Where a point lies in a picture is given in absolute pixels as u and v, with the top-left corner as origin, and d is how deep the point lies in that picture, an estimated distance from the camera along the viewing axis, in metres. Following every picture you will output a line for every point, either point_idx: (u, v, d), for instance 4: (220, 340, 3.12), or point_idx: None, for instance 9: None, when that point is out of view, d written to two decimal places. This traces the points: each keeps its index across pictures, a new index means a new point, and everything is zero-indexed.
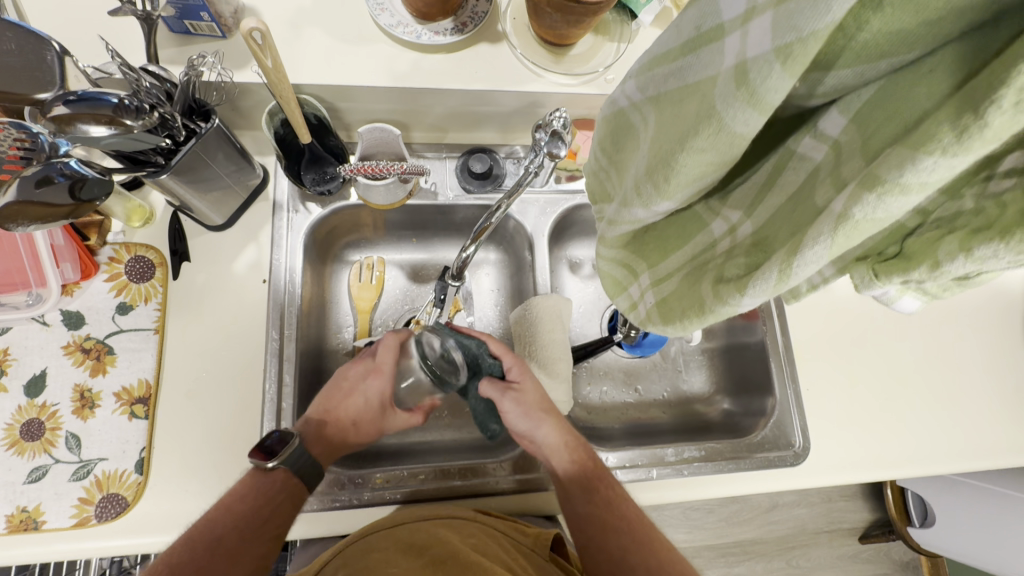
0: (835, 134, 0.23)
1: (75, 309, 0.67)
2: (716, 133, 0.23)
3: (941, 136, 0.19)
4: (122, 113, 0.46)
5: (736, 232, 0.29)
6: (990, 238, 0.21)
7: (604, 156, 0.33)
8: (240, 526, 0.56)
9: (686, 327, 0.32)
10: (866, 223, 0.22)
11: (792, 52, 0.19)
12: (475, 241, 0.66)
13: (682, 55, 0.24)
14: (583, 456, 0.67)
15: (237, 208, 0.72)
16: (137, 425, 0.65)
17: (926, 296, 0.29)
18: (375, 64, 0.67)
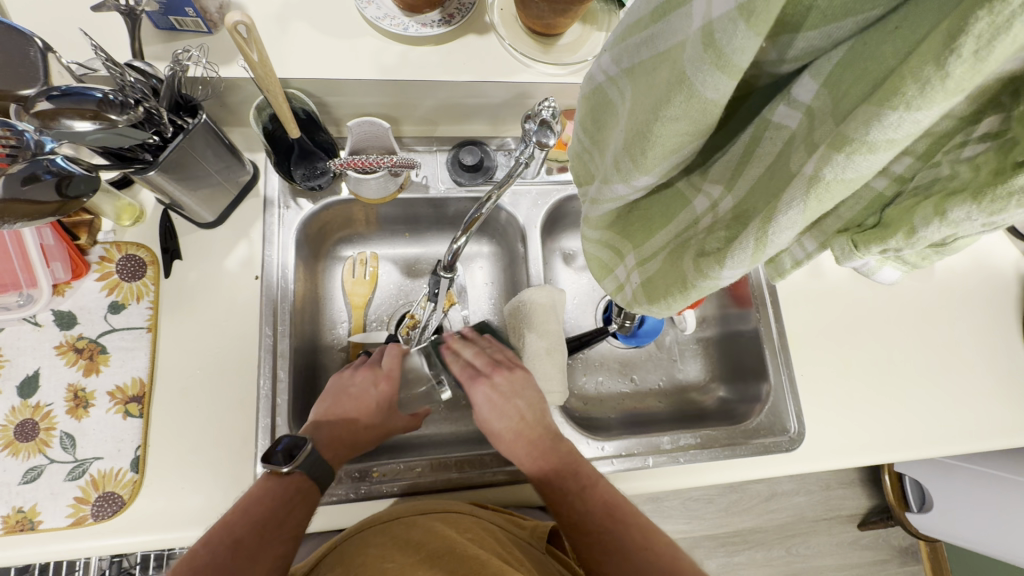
0: (808, 100, 0.23)
1: (67, 309, 0.67)
2: (688, 100, 0.23)
3: (905, 90, 0.19)
4: (107, 108, 0.46)
5: (717, 207, 0.29)
6: (962, 200, 0.22)
7: (586, 137, 0.33)
8: (260, 526, 0.55)
9: (672, 305, 0.33)
10: (837, 183, 0.22)
11: (756, 9, 0.19)
12: (464, 233, 0.65)
13: (653, 22, 0.25)
14: (547, 475, 0.65)
15: (227, 204, 0.72)
16: (131, 424, 0.64)
17: (906, 266, 0.29)
18: (363, 57, 0.67)
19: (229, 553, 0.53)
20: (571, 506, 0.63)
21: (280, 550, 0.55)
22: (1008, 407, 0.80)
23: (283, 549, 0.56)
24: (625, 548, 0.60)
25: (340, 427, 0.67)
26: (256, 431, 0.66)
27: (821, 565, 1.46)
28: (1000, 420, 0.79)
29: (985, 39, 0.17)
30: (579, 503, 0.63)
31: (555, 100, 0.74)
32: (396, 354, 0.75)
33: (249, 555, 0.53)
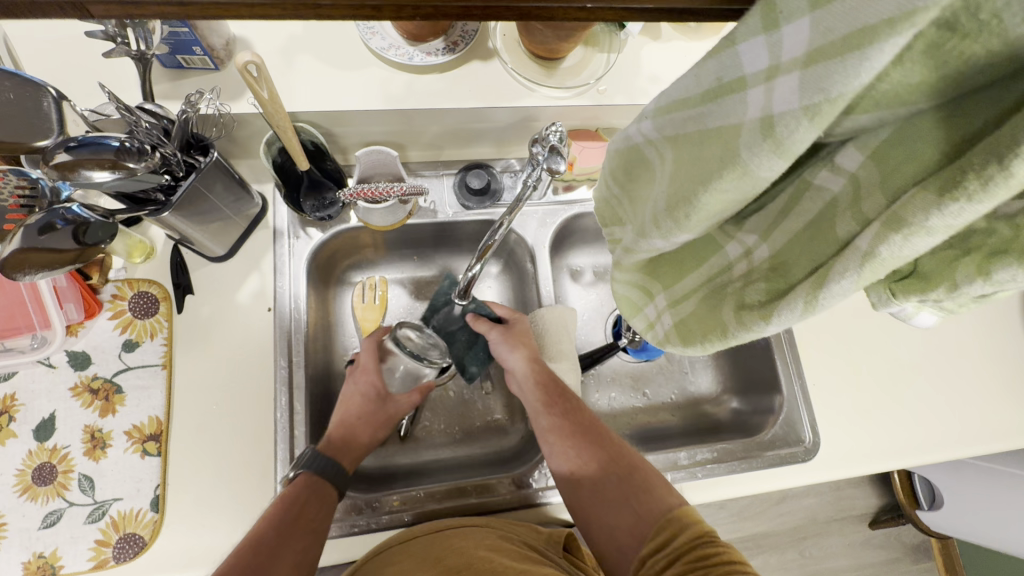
0: (852, 168, 0.24)
1: (81, 350, 0.67)
2: (740, 176, 0.24)
3: (967, 184, 0.20)
4: (125, 156, 0.46)
5: (752, 254, 0.30)
6: (1009, 260, 0.22)
7: (615, 185, 0.34)
8: (276, 526, 0.57)
9: (707, 348, 0.33)
10: (891, 260, 0.23)
11: (820, 111, 0.20)
12: (480, 260, 0.67)
13: (704, 102, 0.25)
14: (544, 378, 0.71)
15: (237, 237, 0.72)
16: (149, 463, 0.64)
17: (943, 312, 0.29)
18: (369, 88, 0.67)
19: (254, 556, 0.55)
20: (558, 400, 0.70)
21: (300, 545, 0.57)
22: (1019, 408, 0.81)
23: (303, 543, 0.58)
24: (599, 445, 0.66)
25: (338, 429, 0.68)
26: (276, 466, 0.66)
27: (835, 566, 1.46)
28: (1011, 422, 0.80)
29: None
30: (569, 401, 0.70)
31: (559, 121, 0.75)
32: (371, 343, 0.73)
33: (271, 554, 0.56)
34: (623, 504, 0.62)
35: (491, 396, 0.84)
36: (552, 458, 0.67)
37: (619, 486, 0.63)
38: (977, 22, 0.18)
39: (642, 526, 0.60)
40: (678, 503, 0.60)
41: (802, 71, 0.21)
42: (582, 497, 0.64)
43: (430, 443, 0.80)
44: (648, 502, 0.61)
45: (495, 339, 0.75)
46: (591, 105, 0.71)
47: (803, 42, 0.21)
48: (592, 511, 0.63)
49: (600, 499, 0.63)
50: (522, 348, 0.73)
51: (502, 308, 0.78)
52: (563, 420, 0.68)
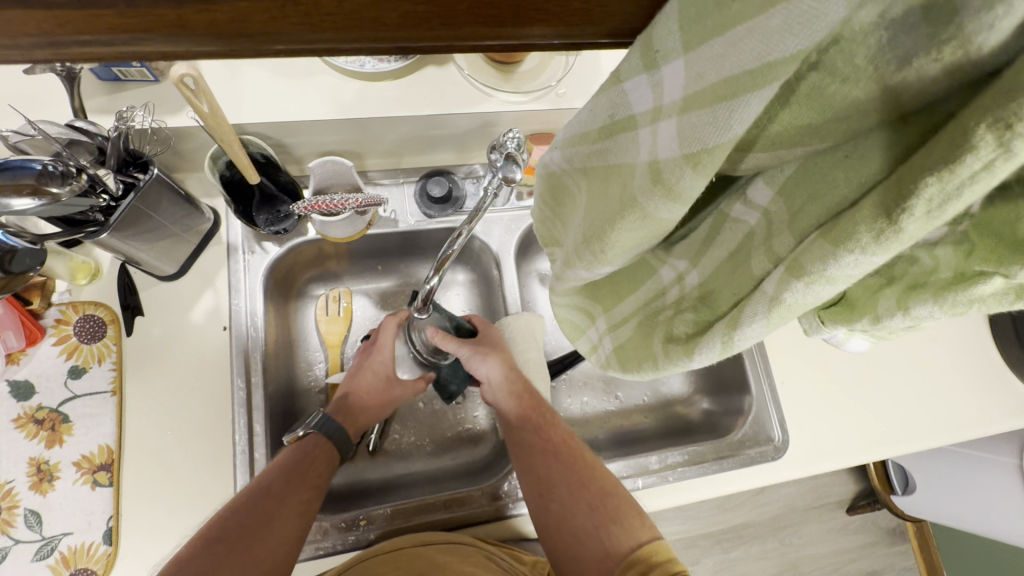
0: (763, 204, 0.25)
1: (23, 379, 0.64)
2: (642, 218, 0.25)
3: (859, 237, 0.20)
4: (46, 180, 0.44)
5: (683, 280, 0.31)
6: (924, 297, 0.22)
7: (547, 209, 0.36)
8: (286, 473, 0.60)
9: (642, 373, 0.34)
10: (797, 304, 0.23)
11: (700, 160, 0.22)
12: (438, 271, 0.64)
13: (602, 139, 0.26)
14: (520, 389, 0.70)
15: (187, 255, 0.69)
16: (100, 494, 0.62)
17: (873, 338, 0.29)
18: (319, 97, 0.65)
19: (261, 499, 0.57)
20: (535, 418, 0.68)
21: (305, 497, 0.60)
22: (982, 397, 0.82)
23: (308, 496, 0.60)
24: (573, 468, 0.65)
25: (344, 396, 0.70)
26: (234, 490, 0.63)
27: (815, 553, 1.49)
28: (974, 411, 0.81)
29: (936, 203, 0.18)
30: (544, 417, 0.69)
31: (519, 126, 0.73)
32: (389, 325, 0.75)
33: (279, 499, 0.58)
34: (592, 533, 0.61)
35: (463, 405, 0.83)
36: (522, 477, 0.65)
37: (590, 515, 0.62)
38: (853, 67, 0.19)
39: (609, 558, 0.60)
40: (647, 538, 0.60)
41: (681, 118, 0.22)
42: (550, 522, 0.63)
43: (401, 455, 0.79)
44: (618, 536, 0.60)
45: (465, 355, 0.72)
46: (550, 109, 0.70)
47: (679, 86, 0.22)
48: (559, 538, 0.62)
49: (569, 526, 0.62)
50: (495, 355, 0.72)
51: (479, 321, 0.76)
52: (538, 438, 0.67)
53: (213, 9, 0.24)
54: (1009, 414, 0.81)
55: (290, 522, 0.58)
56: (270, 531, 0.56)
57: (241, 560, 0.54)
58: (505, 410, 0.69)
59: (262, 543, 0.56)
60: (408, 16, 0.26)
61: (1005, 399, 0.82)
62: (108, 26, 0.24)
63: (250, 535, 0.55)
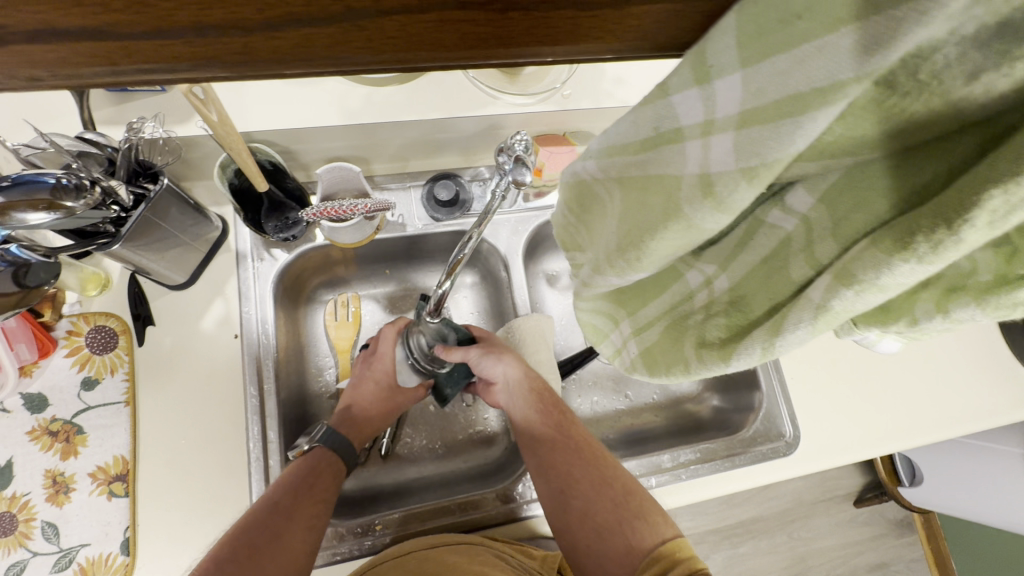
0: (802, 210, 0.25)
1: (36, 391, 0.64)
2: (686, 228, 0.26)
3: (916, 246, 0.20)
4: (61, 194, 0.44)
5: (712, 285, 0.31)
6: (965, 300, 0.22)
7: (571, 214, 0.36)
8: (294, 489, 0.60)
9: (671, 378, 0.35)
10: (843, 311, 0.24)
11: (756, 173, 0.22)
12: (450, 276, 0.64)
13: (643, 150, 0.26)
14: (538, 388, 0.70)
15: (198, 263, 0.69)
16: (117, 505, 0.62)
17: (900, 337, 0.29)
18: (326, 104, 0.65)
19: (271, 516, 0.57)
20: (555, 414, 0.69)
21: (315, 512, 0.59)
22: (990, 388, 0.82)
23: (316, 510, 0.60)
24: (593, 463, 0.65)
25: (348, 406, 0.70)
26: (251, 498, 0.63)
27: (822, 547, 1.49)
28: (982, 401, 0.81)
29: (1000, 213, 0.19)
30: (563, 414, 0.69)
31: (525, 128, 0.73)
32: (388, 334, 0.75)
33: (287, 515, 0.58)
34: (615, 529, 0.61)
35: (474, 406, 0.83)
36: (542, 472, 0.66)
37: (612, 510, 0.62)
38: (916, 82, 0.19)
39: (631, 554, 0.60)
40: (670, 535, 0.61)
41: (737, 132, 0.22)
42: (571, 517, 0.63)
43: (412, 459, 0.79)
44: (640, 530, 0.61)
45: (472, 357, 0.71)
46: (556, 110, 0.70)
47: (735, 100, 0.22)
48: (582, 532, 0.62)
49: (591, 520, 0.62)
50: (510, 355, 0.71)
51: (479, 329, 0.76)
52: (557, 433, 0.67)
53: (252, 33, 0.21)
54: (1017, 404, 0.82)
55: (301, 538, 0.57)
56: (280, 548, 0.56)
57: None
58: (521, 408, 0.69)
59: (273, 560, 0.55)
60: (469, 37, 0.22)
61: (1012, 389, 0.83)
62: (139, 56, 0.21)
63: (261, 554, 0.55)
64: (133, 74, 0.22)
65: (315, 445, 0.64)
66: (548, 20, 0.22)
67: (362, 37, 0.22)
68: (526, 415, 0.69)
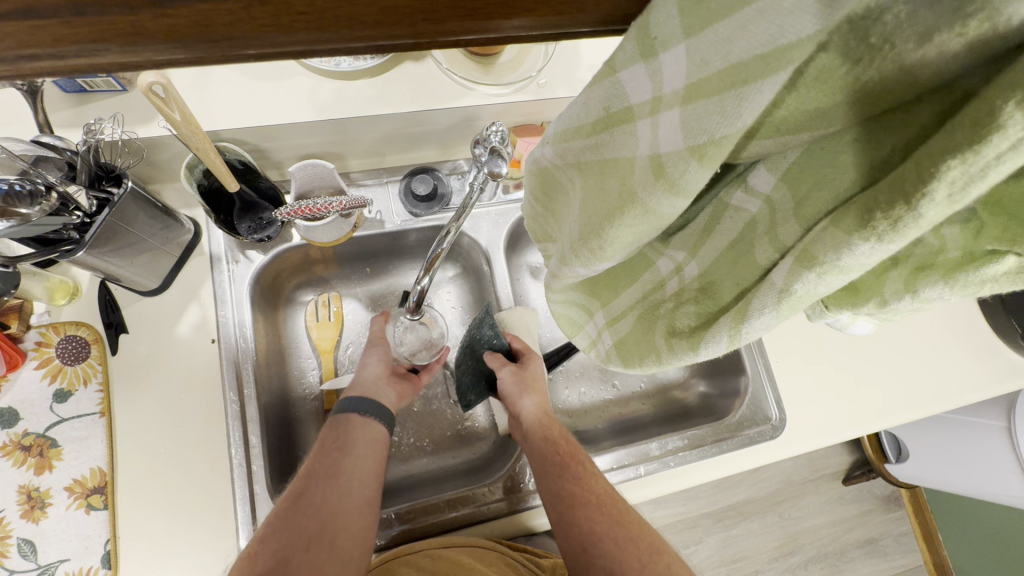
0: (766, 190, 0.25)
1: (7, 406, 0.62)
2: (642, 212, 0.25)
3: (876, 224, 0.20)
4: (15, 201, 0.43)
5: (682, 271, 0.30)
6: (933, 279, 0.22)
7: (538, 204, 0.36)
8: (323, 455, 0.61)
9: (643, 369, 0.34)
10: (808, 294, 0.23)
11: (706, 151, 0.21)
12: (428, 271, 0.64)
13: (597, 132, 0.26)
14: (556, 433, 0.67)
15: (170, 267, 0.67)
16: (96, 518, 0.60)
17: (880, 318, 0.29)
18: (295, 99, 0.64)
19: (311, 482, 0.58)
20: (573, 463, 0.64)
21: (349, 467, 0.60)
22: (970, 364, 0.83)
23: (351, 467, 0.60)
24: (617, 519, 0.61)
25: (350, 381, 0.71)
26: (232, 505, 0.62)
27: (814, 525, 1.51)
28: (962, 377, 0.82)
29: (958, 185, 0.18)
30: (582, 465, 0.65)
31: (502, 119, 0.72)
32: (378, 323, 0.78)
33: (323, 480, 0.58)
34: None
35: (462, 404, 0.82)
36: (562, 529, 0.61)
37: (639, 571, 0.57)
38: (868, 46, 0.18)
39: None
40: None
41: (682, 108, 0.21)
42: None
43: (401, 458, 0.78)
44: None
45: (506, 380, 0.71)
46: (532, 100, 0.69)
47: (681, 75, 0.21)
48: None
49: None
50: (535, 392, 0.70)
51: (520, 343, 0.75)
52: (576, 486, 0.62)
53: (139, 13, 0.20)
54: (1000, 379, 0.83)
55: (340, 495, 0.58)
56: (316, 507, 0.56)
57: (299, 540, 0.53)
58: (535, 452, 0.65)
59: (303, 515, 0.55)
60: (389, 12, 0.21)
61: (992, 363, 0.84)
62: (15, 42, 0.20)
63: (300, 518, 0.55)
64: (17, 62, 0.20)
65: (335, 416, 0.67)
66: (476, 2, 0.21)
67: (269, 15, 0.20)
68: (546, 464, 0.64)
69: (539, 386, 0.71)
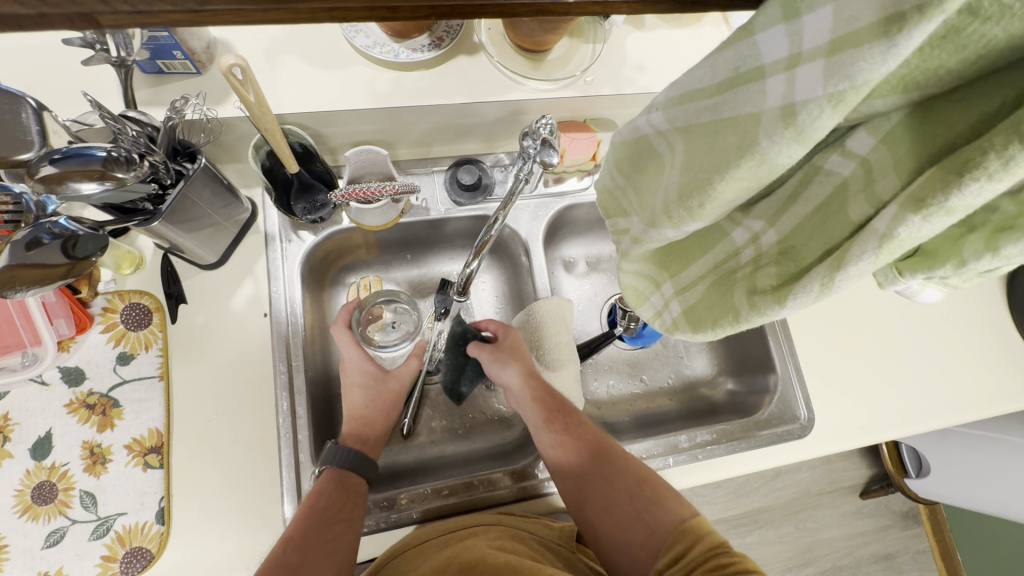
0: (863, 152, 0.27)
1: (74, 365, 0.65)
2: (759, 163, 0.27)
3: (987, 163, 0.22)
4: (112, 166, 0.46)
5: (759, 240, 0.33)
6: (1016, 236, 0.24)
7: (622, 176, 0.38)
8: (315, 517, 0.59)
9: (716, 334, 0.37)
10: (909, 239, 0.25)
11: (845, 97, 0.23)
12: (477, 256, 0.66)
13: (718, 92, 0.28)
14: (545, 394, 0.73)
15: (230, 243, 0.71)
16: (152, 476, 0.63)
17: (947, 287, 0.30)
18: (355, 86, 0.67)
19: (298, 549, 0.57)
20: (562, 418, 0.71)
21: (341, 537, 0.59)
22: (1000, 375, 0.83)
23: (343, 538, 0.60)
24: (608, 460, 0.68)
25: (354, 426, 0.70)
26: (280, 470, 0.65)
27: (829, 537, 1.50)
28: (993, 389, 0.83)
29: None
30: (569, 417, 0.72)
31: (548, 114, 0.74)
32: (407, 364, 0.75)
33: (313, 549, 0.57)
34: (636, 517, 0.65)
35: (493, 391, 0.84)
36: (559, 475, 0.68)
37: (629, 500, 0.66)
38: (999, 6, 0.20)
39: (655, 535, 0.63)
40: (688, 514, 0.64)
41: (826, 59, 0.23)
42: (593, 514, 0.66)
43: (435, 440, 0.80)
44: (660, 515, 0.64)
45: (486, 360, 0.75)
46: (579, 96, 0.71)
47: (825, 31, 0.23)
48: (604, 526, 0.65)
49: (610, 511, 0.65)
50: (516, 363, 0.74)
51: (492, 324, 0.77)
52: (567, 435, 0.70)
53: None
54: (1016, 395, 0.83)
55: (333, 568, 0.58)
56: None
57: None
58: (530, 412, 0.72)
59: None
60: None
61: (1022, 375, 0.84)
62: None
63: None
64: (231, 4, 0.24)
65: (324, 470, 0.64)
66: None
67: None
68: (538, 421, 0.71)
69: (522, 354, 0.76)
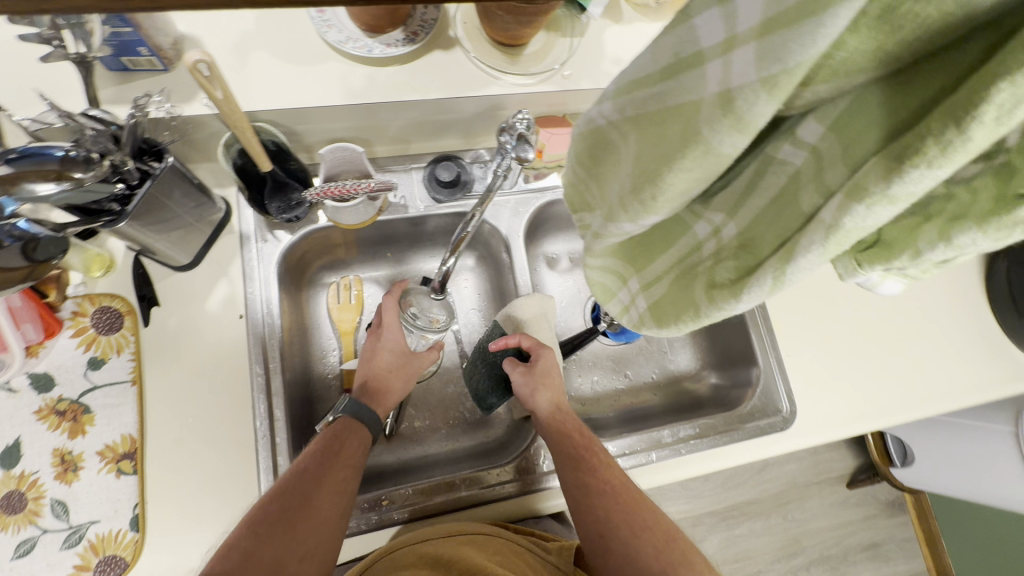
0: (813, 140, 0.26)
1: (43, 371, 0.64)
2: (703, 153, 0.27)
3: (927, 150, 0.21)
4: (70, 165, 0.46)
5: (720, 233, 0.32)
6: (966, 228, 0.23)
7: (582, 169, 0.37)
8: (322, 455, 0.58)
9: (680, 328, 0.37)
10: (855, 229, 0.24)
11: (778, 81, 0.22)
12: (453, 253, 0.66)
13: (661, 79, 0.28)
14: (573, 428, 0.67)
15: (202, 245, 0.69)
16: (126, 482, 0.62)
17: (907, 279, 0.30)
18: (327, 82, 0.66)
19: (303, 480, 0.56)
20: (587, 457, 0.65)
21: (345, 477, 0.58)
22: (980, 365, 0.84)
23: (347, 477, 0.58)
24: (633, 508, 0.62)
25: (370, 384, 0.68)
26: (257, 472, 0.64)
27: (817, 527, 1.51)
28: (973, 378, 0.83)
29: (1005, 109, 0.19)
30: (597, 457, 0.65)
31: (527, 109, 0.74)
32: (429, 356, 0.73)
33: (317, 482, 0.56)
34: None
35: None
36: (581, 517, 0.62)
37: (655, 557, 0.59)
38: None
39: None
40: None
41: (758, 41, 0.23)
42: (612, 564, 0.60)
43: (418, 439, 0.80)
44: None
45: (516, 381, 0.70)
46: (557, 91, 0.71)
47: (757, 11, 0.23)
48: None
49: (632, 566, 0.59)
50: (546, 391, 0.69)
51: (529, 340, 0.71)
52: (592, 476, 0.63)
53: None
54: (994, 385, 0.83)
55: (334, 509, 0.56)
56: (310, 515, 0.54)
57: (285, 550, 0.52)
58: (556, 446, 0.66)
59: (292, 525, 0.53)
60: None
61: (1001, 364, 0.85)
62: None
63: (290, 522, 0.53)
64: None
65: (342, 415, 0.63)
66: None
67: None
68: (564, 458, 0.65)
69: (553, 381, 0.70)
